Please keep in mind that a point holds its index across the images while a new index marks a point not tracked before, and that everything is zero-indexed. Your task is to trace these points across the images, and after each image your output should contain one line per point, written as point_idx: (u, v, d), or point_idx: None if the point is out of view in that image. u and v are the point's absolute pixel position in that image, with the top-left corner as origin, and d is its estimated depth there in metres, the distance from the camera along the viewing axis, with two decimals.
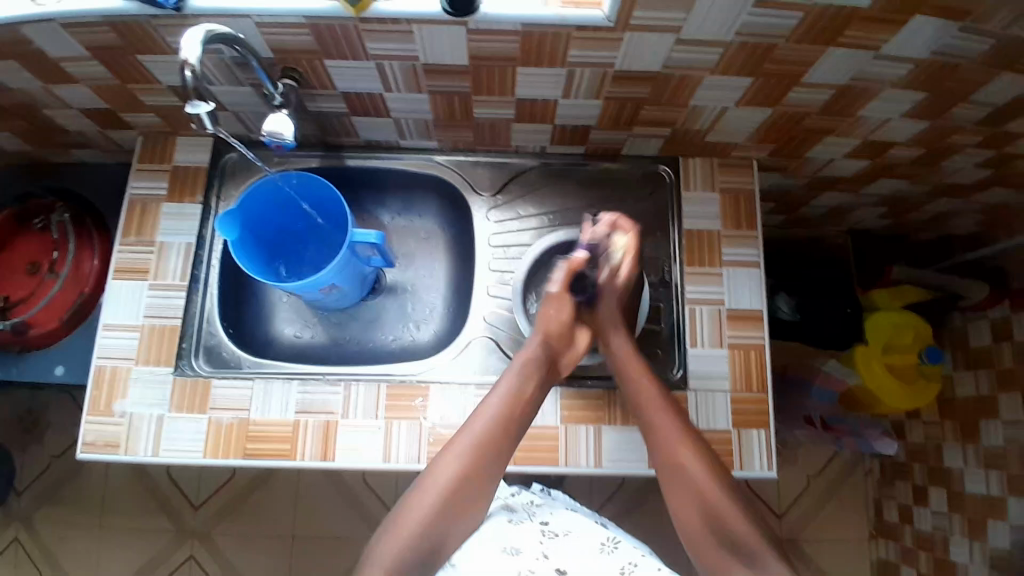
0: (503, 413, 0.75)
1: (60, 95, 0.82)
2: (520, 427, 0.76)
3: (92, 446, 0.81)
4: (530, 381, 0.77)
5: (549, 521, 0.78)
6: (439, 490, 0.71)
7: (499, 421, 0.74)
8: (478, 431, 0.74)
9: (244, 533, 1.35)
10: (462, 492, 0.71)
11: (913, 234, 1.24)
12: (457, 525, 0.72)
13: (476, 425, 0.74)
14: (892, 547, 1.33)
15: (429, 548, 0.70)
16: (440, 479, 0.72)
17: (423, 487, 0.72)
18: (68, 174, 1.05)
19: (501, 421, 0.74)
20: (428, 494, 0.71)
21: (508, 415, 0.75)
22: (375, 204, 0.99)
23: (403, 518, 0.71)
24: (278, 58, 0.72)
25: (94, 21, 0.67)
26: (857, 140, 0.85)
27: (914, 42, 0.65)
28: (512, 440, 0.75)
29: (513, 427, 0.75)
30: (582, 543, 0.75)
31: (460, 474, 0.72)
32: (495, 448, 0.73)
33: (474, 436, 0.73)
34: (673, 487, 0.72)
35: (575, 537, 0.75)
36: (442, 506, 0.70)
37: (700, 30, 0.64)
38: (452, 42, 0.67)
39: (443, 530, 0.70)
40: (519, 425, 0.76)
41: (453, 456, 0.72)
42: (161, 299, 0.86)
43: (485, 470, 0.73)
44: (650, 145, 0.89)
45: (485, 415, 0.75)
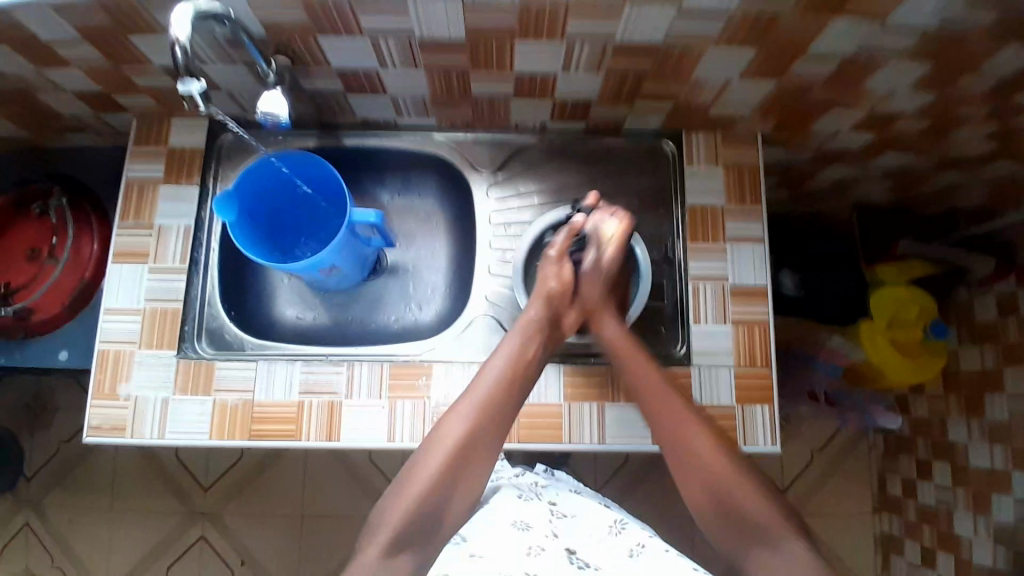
0: (504, 377, 0.77)
1: (51, 77, 0.81)
2: (519, 392, 0.78)
3: (99, 429, 0.82)
4: (529, 343, 0.79)
5: (557, 502, 0.79)
6: (445, 453, 0.74)
7: (500, 386, 0.77)
8: (480, 396, 0.76)
9: (253, 514, 1.36)
10: (464, 456, 0.75)
11: (918, 208, 1.22)
12: (462, 485, 0.75)
13: (477, 391, 0.77)
14: (895, 521, 1.34)
15: (434, 509, 0.74)
16: (441, 443, 0.75)
17: (428, 451, 0.75)
18: (64, 159, 1.04)
19: (503, 386, 0.77)
20: (435, 457, 0.74)
21: (507, 382, 0.77)
22: (374, 183, 0.98)
23: (411, 479, 0.74)
24: (270, 35, 0.70)
25: (82, 1, 0.66)
26: (863, 112, 0.84)
27: (922, 10, 0.63)
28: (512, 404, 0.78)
29: (512, 393, 0.77)
30: (589, 524, 0.76)
31: (463, 439, 0.75)
32: (496, 412, 0.76)
33: (478, 401, 0.76)
34: (672, 455, 0.78)
35: (584, 519, 0.77)
36: (448, 467, 0.74)
37: (702, 1, 0.63)
38: (448, 17, 0.65)
39: (447, 491, 0.74)
40: (520, 388, 0.78)
41: (457, 420, 0.75)
42: (162, 282, 0.85)
43: (486, 435, 0.76)
44: (652, 120, 0.87)
45: (487, 379, 0.77)
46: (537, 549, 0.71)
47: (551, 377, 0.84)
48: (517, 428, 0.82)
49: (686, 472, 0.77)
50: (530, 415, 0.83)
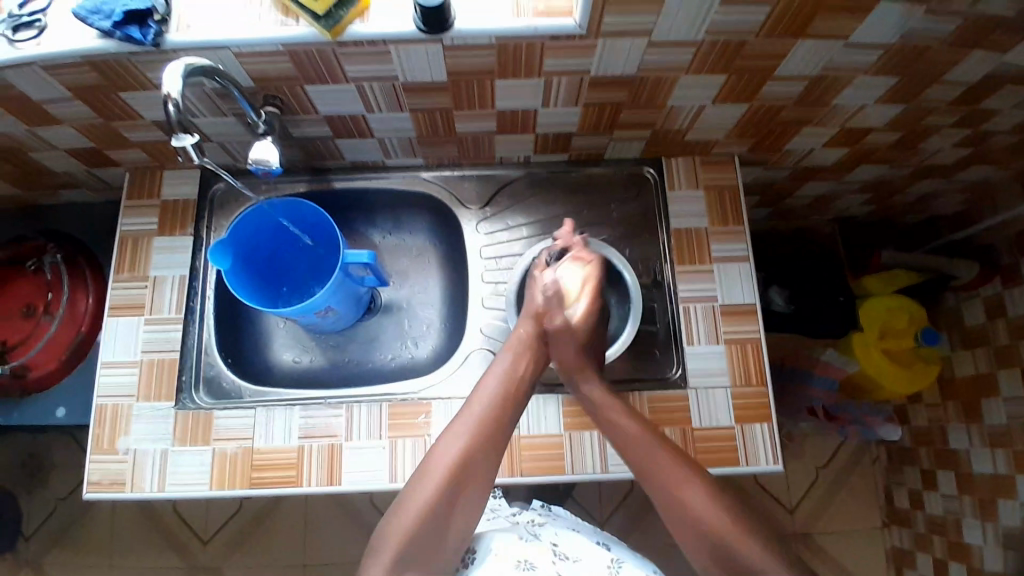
0: (501, 394, 0.76)
1: (45, 136, 0.83)
2: (517, 410, 0.77)
3: (99, 485, 0.81)
4: (523, 361, 0.79)
5: (558, 543, 0.79)
6: (442, 474, 0.71)
7: (495, 405, 0.75)
8: (478, 415, 0.74)
9: (255, 565, 1.33)
10: (460, 479, 0.71)
11: (898, 218, 1.25)
12: (459, 509, 0.72)
13: (474, 410, 0.75)
14: (905, 533, 1.33)
15: (430, 535, 0.70)
16: (443, 460, 0.72)
17: (424, 474, 0.72)
18: (58, 216, 1.06)
19: (499, 403, 0.76)
20: (435, 475, 0.71)
21: (507, 397, 0.76)
22: (365, 224, 1.00)
23: (405, 504, 0.71)
24: (259, 87, 0.73)
25: (75, 61, 0.68)
26: (834, 129, 0.87)
27: (882, 27, 0.66)
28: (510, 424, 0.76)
29: (511, 409, 0.76)
30: (591, 566, 0.76)
31: (462, 459, 0.72)
32: (495, 431, 0.74)
33: (476, 420, 0.74)
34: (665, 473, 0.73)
35: (585, 560, 0.77)
36: (446, 488, 0.71)
37: (671, 31, 0.66)
38: (429, 60, 0.68)
39: (443, 517, 0.70)
40: (516, 407, 0.77)
41: (454, 439, 0.73)
42: (159, 333, 0.86)
43: (483, 452, 0.73)
44: (632, 148, 0.90)
45: (484, 395, 0.76)
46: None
47: (549, 408, 0.84)
48: (518, 462, 0.82)
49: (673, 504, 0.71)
50: (530, 447, 0.83)
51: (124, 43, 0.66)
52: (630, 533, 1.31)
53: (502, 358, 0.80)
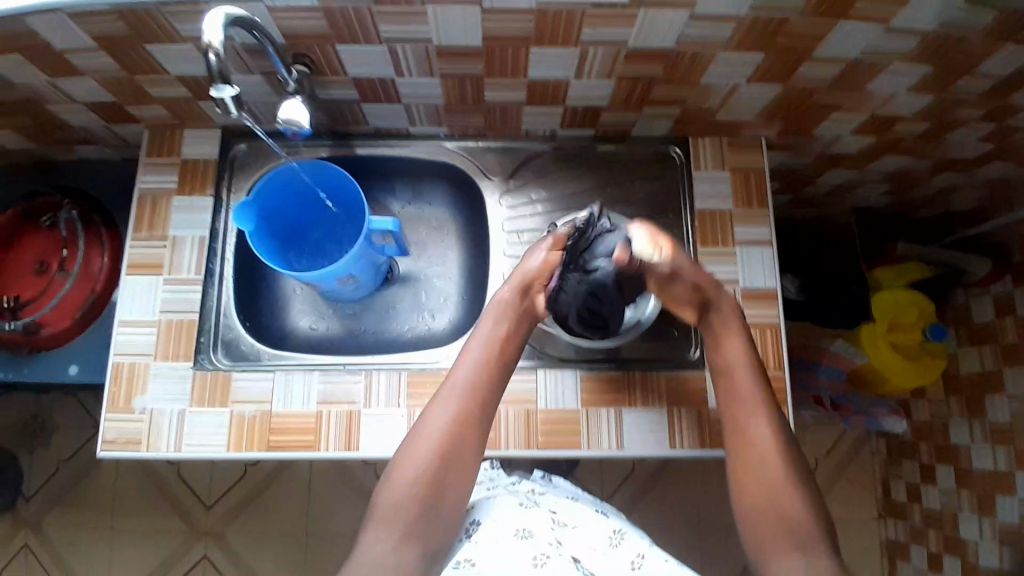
0: (487, 357, 0.75)
1: (64, 88, 0.82)
2: (504, 373, 0.76)
3: (113, 443, 0.81)
4: (507, 323, 0.77)
5: (557, 511, 0.79)
6: (434, 444, 0.70)
7: (482, 369, 0.74)
8: (465, 380, 0.73)
9: (256, 531, 1.34)
10: (454, 444, 0.70)
11: (916, 212, 1.24)
12: (453, 480, 0.70)
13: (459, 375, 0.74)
14: (900, 526, 1.34)
15: (429, 505, 0.68)
16: (433, 427, 0.71)
17: (413, 443, 0.71)
18: (71, 173, 1.04)
19: (484, 367, 0.74)
20: (426, 442, 0.70)
21: (493, 361, 0.75)
22: (385, 192, 0.99)
23: (398, 472, 0.70)
24: (290, 45, 0.71)
25: (103, 10, 0.67)
26: (864, 116, 0.86)
27: (924, 13, 0.65)
28: (496, 387, 0.75)
29: (497, 372, 0.75)
30: (592, 535, 0.76)
31: (451, 423, 0.71)
32: (482, 394, 0.73)
33: (463, 387, 0.73)
34: (746, 471, 0.70)
35: (585, 529, 0.77)
36: (438, 457, 0.69)
37: (713, 5, 0.64)
38: (466, 24, 0.67)
39: (439, 488, 0.69)
40: (501, 368, 0.76)
41: (444, 405, 0.72)
42: (177, 293, 0.86)
43: (474, 416, 0.72)
44: (660, 126, 0.89)
45: (470, 360, 0.75)
46: (542, 558, 0.68)
47: (567, 383, 0.84)
48: (535, 435, 0.83)
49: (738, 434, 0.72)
50: (547, 420, 0.83)
51: None
52: (632, 512, 1.32)
53: (486, 321, 0.77)
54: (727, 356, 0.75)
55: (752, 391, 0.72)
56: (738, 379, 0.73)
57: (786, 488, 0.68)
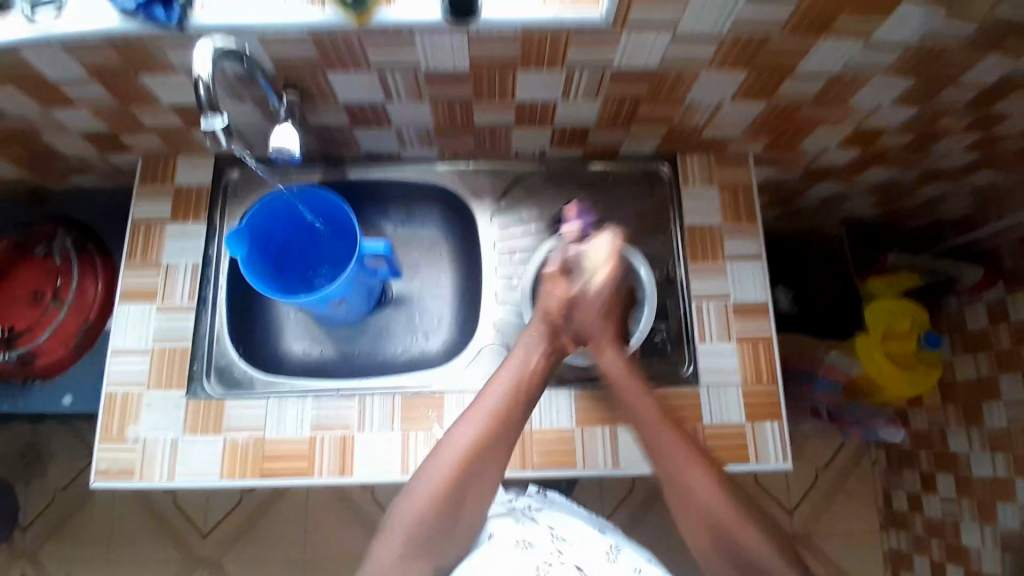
0: (513, 389, 0.76)
1: (60, 119, 0.82)
2: (530, 398, 0.77)
3: (106, 474, 0.81)
4: (536, 352, 0.79)
5: (555, 526, 0.78)
6: (457, 460, 0.71)
7: (511, 393, 0.75)
8: (493, 403, 0.74)
9: (254, 559, 1.33)
10: (477, 463, 0.72)
11: (904, 223, 1.25)
12: (472, 494, 0.72)
13: (485, 402, 0.74)
14: (903, 536, 1.33)
15: (446, 519, 0.71)
16: (458, 445, 0.72)
17: (437, 460, 0.72)
18: (65, 202, 1.05)
19: (512, 391, 0.75)
20: (449, 461, 0.71)
21: (520, 387, 0.76)
22: (377, 215, 1.00)
23: (418, 487, 0.71)
24: (281, 73, 0.72)
25: (98, 42, 0.68)
26: (848, 129, 0.87)
27: (901, 30, 0.67)
28: (522, 411, 0.76)
29: (523, 398, 0.76)
30: (591, 551, 0.76)
31: (476, 446, 0.72)
32: (508, 417, 0.74)
33: (490, 408, 0.74)
34: (687, 516, 0.73)
35: (584, 543, 0.77)
36: (461, 473, 0.71)
37: (694, 26, 0.66)
38: (453, 50, 0.68)
39: (459, 500, 0.71)
40: (529, 395, 0.77)
41: (470, 425, 0.73)
42: (170, 322, 0.86)
43: (500, 437, 0.73)
44: (647, 145, 0.91)
45: (500, 384, 0.76)
46: (545, 566, 0.72)
47: (561, 404, 0.84)
48: (531, 457, 0.82)
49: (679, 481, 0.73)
50: (542, 442, 0.83)
51: (150, 26, 0.66)
52: (633, 529, 1.31)
53: (518, 349, 0.79)
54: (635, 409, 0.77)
55: (676, 450, 0.74)
56: (654, 430, 0.75)
57: (736, 523, 0.72)
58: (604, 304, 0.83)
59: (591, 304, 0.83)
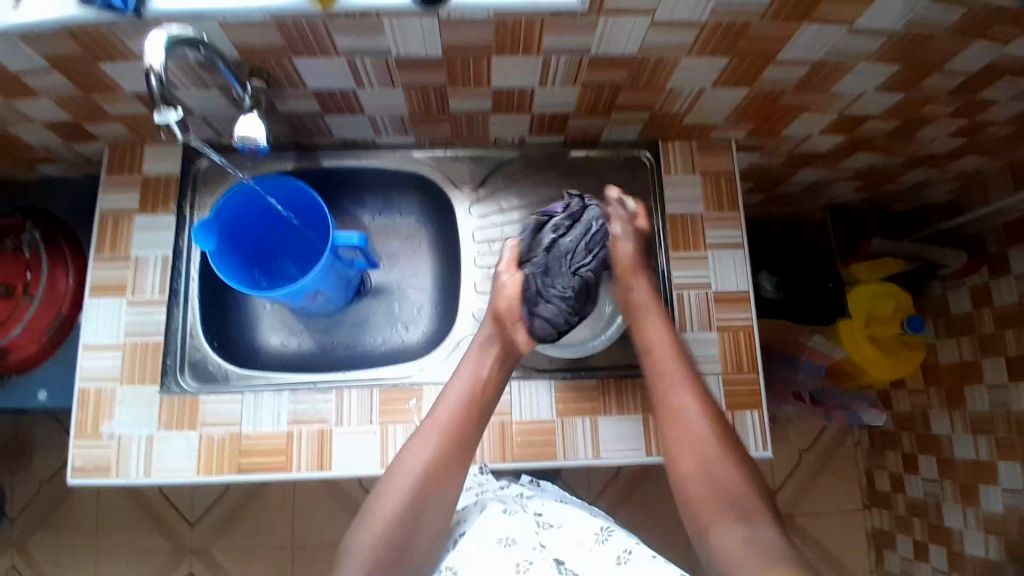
0: (463, 403, 0.75)
1: (22, 110, 0.79)
2: (483, 413, 0.76)
3: (82, 471, 0.79)
4: (488, 359, 0.78)
5: (543, 512, 0.78)
6: (411, 482, 0.70)
7: (461, 407, 0.74)
8: (443, 419, 0.74)
9: (242, 547, 1.32)
10: (431, 483, 0.71)
11: (889, 206, 1.24)
12: (428, 517, 0.71)
13: (437, 418, 0.74)
14: (885, 516, 1.35)
15: (400, 544, 0.69)
16: (410, 467, 0.71)
17: (390, 484, 0.71)
18: (34, 193, 1.02)
19: (463, 406, 0.74)
20: (402, 484, 0.70)
21: (471, 400, 0.75)
22: (354, 205, 0.98)
23: (374, 514, 0.70)
24: (245, 58, 0.70)
25: (54, 31, 0.65)
26: (831, 116, 0.86)
27: (888, 13, 0.65)
28: (476, 426, 0.75)
29: (476, 413, 0.75)
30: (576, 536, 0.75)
31: (428, 467, 0.71)
32: (461, 433, 0.74)
33: (441, 425, 0.73)
34: (684, 458, 0.74)
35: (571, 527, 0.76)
36: (414, 495, 0.70)
37: (675, 12, 0.64)
38: (424, 35, 0.66)
39: (413, 526, 0.70)
40: (481, 410, 0.76)
41: (421, 447, 0.72)
42: (141, 316, 0.84)
43: (451, 456, 0.72)
44: (629, 132, 0.89)
45: (450, 399, 0.75)
46: (524, 564, 0.69)
47: (541, 394, 0.84)
48: (511, 448, 0.82)
49: (666, 401, 0.77)
50: (522, 433, 0.82)
51: (104, 13, 0.63)
52: (619, 513, 1.32)
53: (471, 357, 0.78)
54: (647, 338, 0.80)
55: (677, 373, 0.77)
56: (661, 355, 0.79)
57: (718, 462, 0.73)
58: (639, 243, 0.86)
59: (628, 241, 0.84)
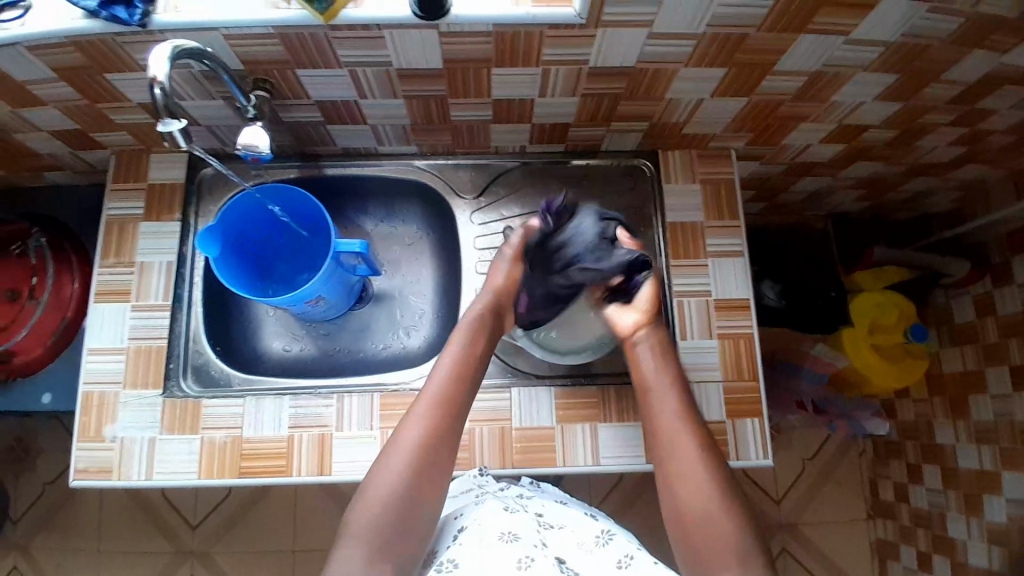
0: (456, 372, 0.72)
1: (29, 118, 0.81)
2: (476, 381, 0.73)
3: (85, 473, 0.80)
4: (474, 328, 0.76)
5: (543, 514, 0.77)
6: (411, 455, 0.66)
7: (455, 376, 0.72)
8: (437, 390, 0.70)
9: (244, 550, 1.33)
10: (431, 457, 0.67)
11: (891, 214, 1.24)
12: (428, 495, 0.67)
13: (431, 389, 0.70)
14: (889, 526, 1.34)
15: (401, 524, 0.64)
16: (409, 439, 0.67)
17: (387, 460, 0.67)
18: (42, 200, 1.03)
19: (456, 375, 0.72)
20: (401, 459, 0.66)
21: (464, 370, 0.72)
22: (357, 212, 0.99)
23: (371, 494, 0.65)
24: (248, 69, 0.71)
25: (59, 42, 0.66)
26: (831, 126, 0.86)
27: (886, 24, 0.65)
28: (469, 395, 0.72)
29: (469, 381, 0.72)
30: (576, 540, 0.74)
31: (428, 440, 0.67)
32: (456, 402, 0.70)
33: (435, 396, 0.70)
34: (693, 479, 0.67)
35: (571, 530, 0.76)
36: (416, 470, 0.66)
37: (672, 24, 0.64)
38: (426, 46, 0.67)
39: (414, 504, 0.65)
40: (473, 379, 0.73)
41: (419, 419, 0.68)
42: (145, 321, 0.85)
43: (450, 426, 0.69)
44: (629, 140, 0.89)
45: (442, 370, 0.72)
46: (526, 562, 0.65)
47: (541, 400, 0.84)
48: (510, 454, 0.82)
49: (645, 411, 0.73)
50: (522, 439, 0.83)
51: (109, 24, 0.64)
52: (621, 520, 1.32)
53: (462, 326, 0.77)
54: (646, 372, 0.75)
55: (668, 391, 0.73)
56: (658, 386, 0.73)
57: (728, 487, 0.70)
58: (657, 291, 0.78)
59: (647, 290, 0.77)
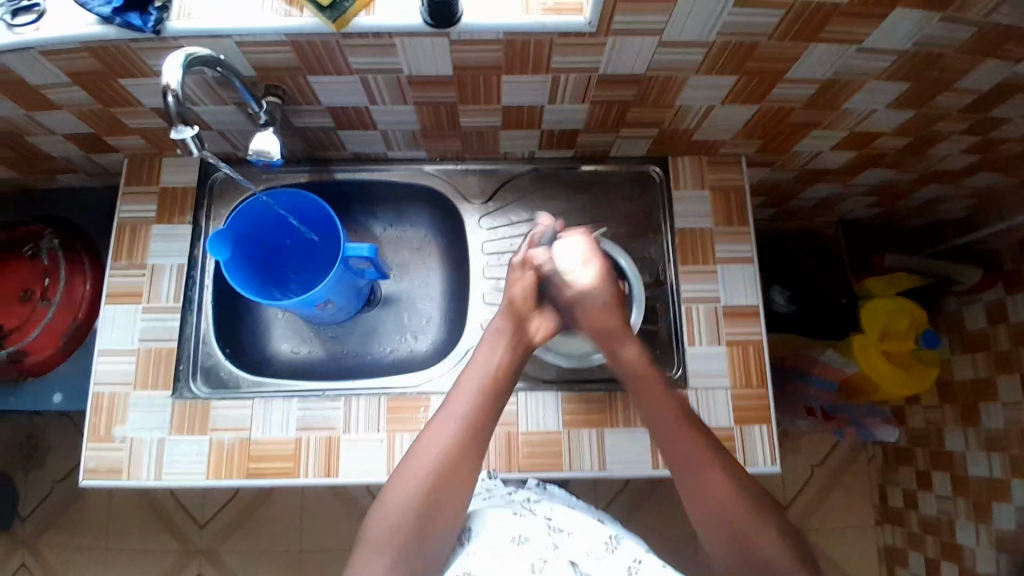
0: (481, 392, 0.75)
1: (43, 122, 0.82)
2: (500, 403, 0.76)
3: (95, 472, 0.81)
4: (501, 347, 0.78)
5: (552, 516, 0.75)
6: (432, 468, 0.69)
7: (480, 396, 0.74)
8: (462, 408, 0.73)
9: (250, 549, 1.34)
10: (451, 472, 0.69)
11: (902, 221, 1.23)
12: (446, 509, 0.68)
13: (456, 407, 0.73)
14: (898, 533, 1.33)
15: (416, 535, 0.67)
16: (431, 453, 0.70)
17: (408, 471, 0.69)
18: (55, 202, 1.05)
19: (482, 394, 0.74)
20: (421, 472, 0.69)
21: (489, 390, 0.75)
22: (366, 216, 1.00)
23: (389, 503, 0.68)
24: (260, 76, 0.72)
25: (74, 47, 0.67)
26: (843, 133, 0.86)
27: (898, 33, 0.65)
28: (493, 416, 0.75)
29: (494, 402, 0.75)
30: (586, 541, 0.73)
31: (449, 455, 0.70)
32: (480, 421, 0.73)
33: (460, 414, 0.72)
34: (708, 497, 0.69)
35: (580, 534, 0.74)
36: (434, 482, 0.68)
37: (682, 33, 0.64)
38: (438, 54, 0.67)
39: (431, 517, 0.68)
40: (498, 400, 0.76)
41: (441, 433, 0.71)
42: (155, 321, 0.85)
43: (472, 443, 0.71)
44: (638, 146, 0.89)
45: (468, 389, 0.75)
46: (540, 564, 0.67)
47: (548, 406, 0.84)
48: (516, 459, 0.82)
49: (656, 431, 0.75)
50: (528, 444, 0.83)
51: (124, 31, 0.65)
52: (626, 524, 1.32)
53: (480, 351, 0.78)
54: (627, 365, 0.78)
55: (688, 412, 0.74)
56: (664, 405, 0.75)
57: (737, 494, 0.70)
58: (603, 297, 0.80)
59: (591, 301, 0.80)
